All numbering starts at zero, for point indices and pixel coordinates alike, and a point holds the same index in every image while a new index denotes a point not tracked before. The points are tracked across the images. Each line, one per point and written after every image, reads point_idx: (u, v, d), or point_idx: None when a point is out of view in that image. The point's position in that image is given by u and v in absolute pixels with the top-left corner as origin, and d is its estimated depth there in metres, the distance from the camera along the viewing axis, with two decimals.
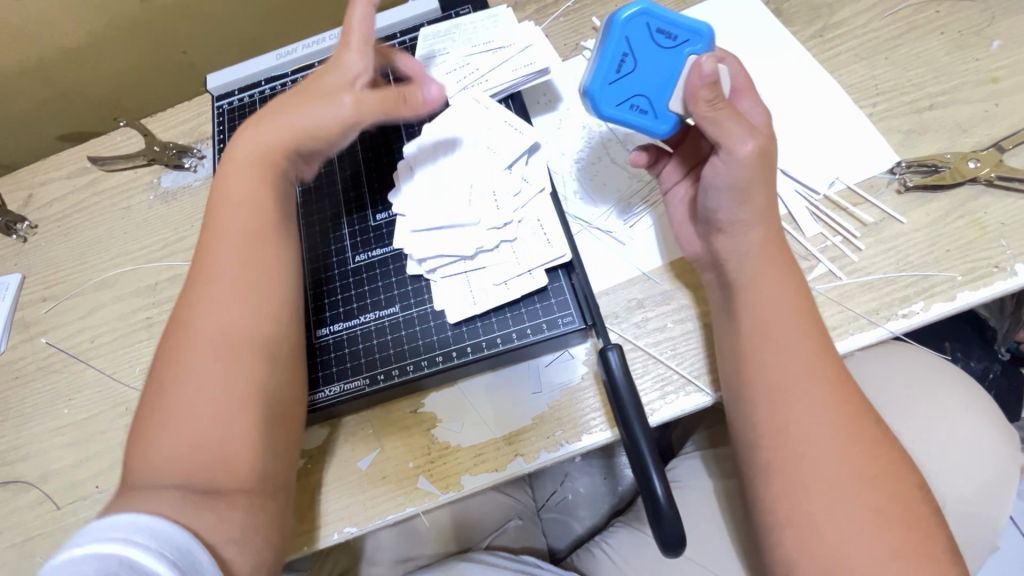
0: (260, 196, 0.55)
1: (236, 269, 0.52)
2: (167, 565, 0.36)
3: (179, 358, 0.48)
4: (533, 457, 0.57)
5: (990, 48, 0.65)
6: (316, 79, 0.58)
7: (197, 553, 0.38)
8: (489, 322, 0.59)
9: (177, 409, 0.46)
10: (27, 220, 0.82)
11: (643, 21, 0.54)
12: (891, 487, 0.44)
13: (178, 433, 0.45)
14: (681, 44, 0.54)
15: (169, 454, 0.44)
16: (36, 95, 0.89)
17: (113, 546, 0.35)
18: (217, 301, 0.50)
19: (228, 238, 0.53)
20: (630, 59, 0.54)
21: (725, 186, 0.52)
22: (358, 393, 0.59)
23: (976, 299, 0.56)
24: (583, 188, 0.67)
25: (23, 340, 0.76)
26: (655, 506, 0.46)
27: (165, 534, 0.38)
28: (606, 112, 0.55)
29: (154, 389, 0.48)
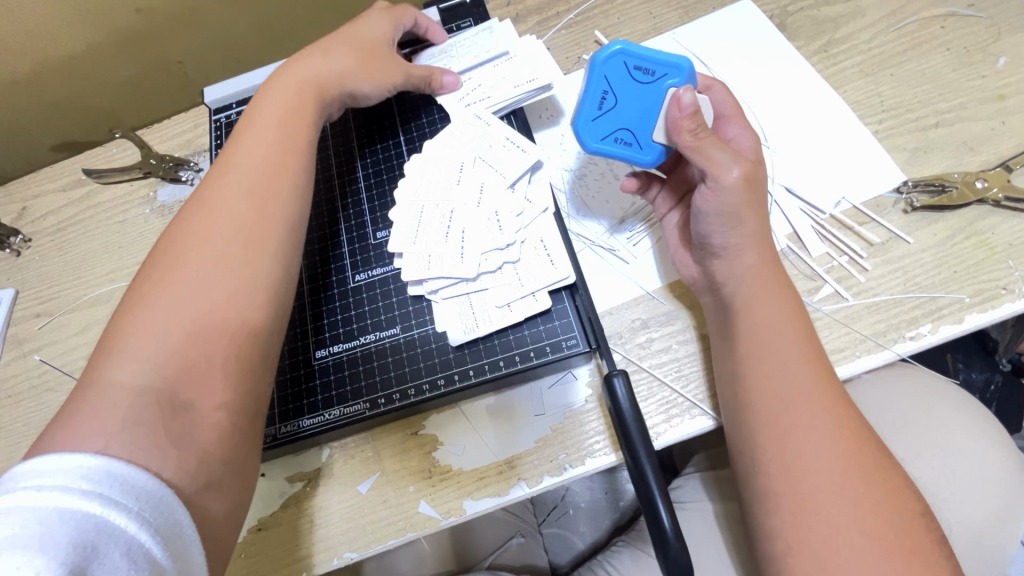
0: (282, 125, 0.57)
1: (255, 180, 0.52)
2: (134, 519, 0.33)
3: (184, 249, 0.47)
4: (536, 481, 0.56)
5: (996, 65, 0.65)
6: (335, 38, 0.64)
7: (166, 501, 0.35)
8: (492, 344, 0.58)
9: (166, 302, 0.44)
10: (20, 233, 0.81)
11: (622, 59, 0.52)
12: (905, 518, 0.43)
13: (169, 319, 0.43)
14: (661, 77, 0.52)
15: (146, 344, 0.41)
16: (29, 106, 0.88)
17: (72, 497, 0.31)
18: (235, 202, 0.50)
19: (253, 142, 0.54)
20: (611, 94, 0.53)
21: (714, 213, 0.52)
22: (358, 417, 0.58)
23: (983, 322, 0.55)
24: (586, 206, 0.66)
25: (16, 357, 0.74)
26: (662, 537, 0.45)
27: (132, 484, 0.34)
28: (591, 147, 0.55)
29: (146, 289, 0.45)
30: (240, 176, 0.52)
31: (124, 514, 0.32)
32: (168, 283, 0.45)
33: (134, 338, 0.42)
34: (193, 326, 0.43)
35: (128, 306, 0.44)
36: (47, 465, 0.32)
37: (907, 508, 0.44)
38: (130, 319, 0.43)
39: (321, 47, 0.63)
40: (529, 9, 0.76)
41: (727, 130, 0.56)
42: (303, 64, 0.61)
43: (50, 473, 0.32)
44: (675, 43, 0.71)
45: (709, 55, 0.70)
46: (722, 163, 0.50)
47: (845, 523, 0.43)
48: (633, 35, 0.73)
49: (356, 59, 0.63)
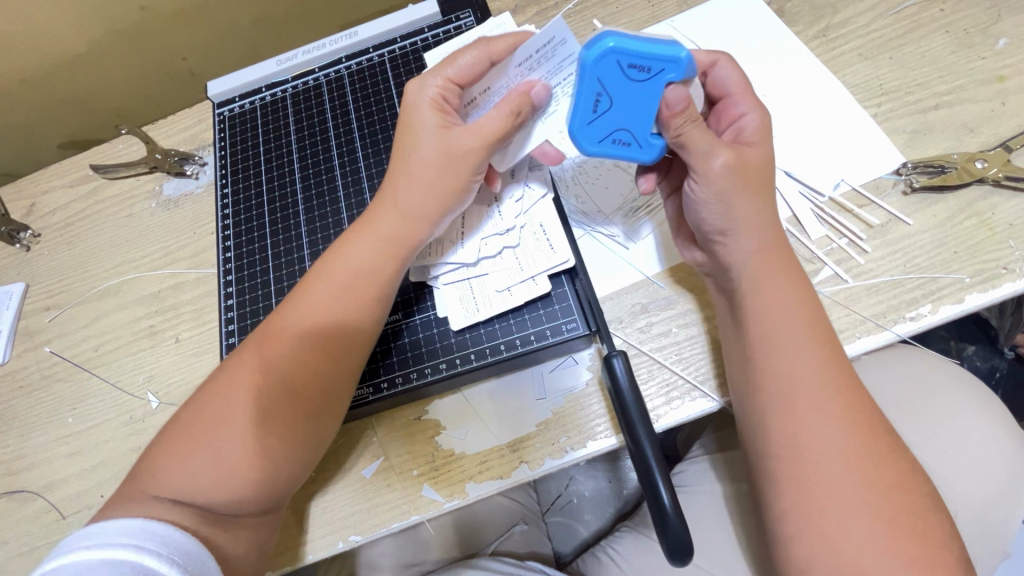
0: (367, 255, 0.55)
1: (315, 331, 0.52)
2: (167, 562, 0.42)
3: (235, 391, 0.50)
4: (538, 464, 0.57)
5: (996, 46, 0.64)
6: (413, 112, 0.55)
7: (194, 548, 0.44)
8: (493, 328, 0.59)
9: (218, 444, 0.48)
10: (30, 229, 0.82)
11: (615, 57, 0.47)
12: (905, 496, 0.44)
13: (213, 467, 0.47)
14: (659, 72, 0.47)
15: (200, 476, 0.47)
16: (38, 104, 0.89)
17: (115, 549, 0.41)
18: (289, 355, 0.51)
19: (339, 272, 0.54)
20: (606, 96, 0.49)
21: (704, 202, 0.51)
22: (360, 401, 0.59)
23: (984, 301, 0.55)
24: (586, 193, 0.66)
25: (27, 349, 0.76)
26: (662, 514, 0.45)
27: (164, 534, 0.43)
28: (591, 150, 0.51)
29: (209, 414, 0.49)
30: (302, 323, 0.53)
31: (154, 557, 0.42)
32: (221, 425, 0.48)
33: (184, 465, 0.47)
34: (239, 464, 0.47)
35: (184, 435, 0.49)
36: (97, 530, 0.42)
37: (905, 485, 0.44)
38: (184, 445, 0.48)
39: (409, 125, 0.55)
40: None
41: (734, 108, 0.54)
42: (398, 157, 0.56)
43: (96, 534, 0.42)
44: (673, 31, 0.71)
45: (706, 43, 0.70)
46: (704, 153, 0.49)
47: (841, 497, 0.43)
48: (632, 22, 0.73)
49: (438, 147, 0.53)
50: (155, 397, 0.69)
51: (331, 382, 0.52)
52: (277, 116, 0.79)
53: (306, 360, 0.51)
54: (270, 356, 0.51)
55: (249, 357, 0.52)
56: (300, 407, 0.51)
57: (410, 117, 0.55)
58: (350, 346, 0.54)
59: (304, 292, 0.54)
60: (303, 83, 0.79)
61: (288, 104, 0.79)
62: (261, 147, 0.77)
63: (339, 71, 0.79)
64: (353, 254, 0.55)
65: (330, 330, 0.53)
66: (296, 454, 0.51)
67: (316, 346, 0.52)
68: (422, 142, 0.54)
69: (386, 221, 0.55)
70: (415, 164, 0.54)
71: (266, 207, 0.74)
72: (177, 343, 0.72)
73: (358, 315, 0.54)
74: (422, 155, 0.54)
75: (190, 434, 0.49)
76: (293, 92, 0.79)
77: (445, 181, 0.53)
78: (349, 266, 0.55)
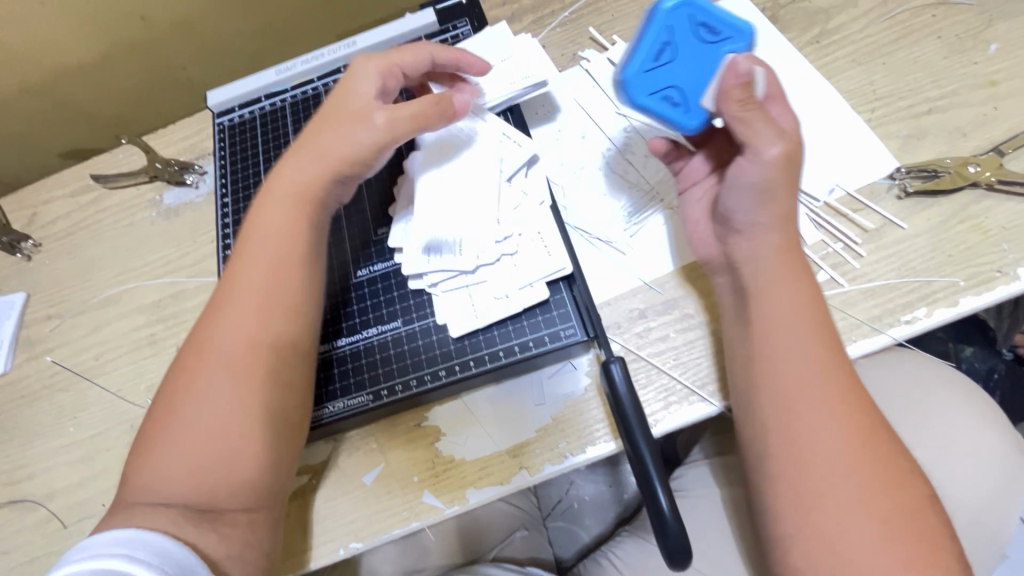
0: (288, 222, 0.57)
1: (255, 297, 0.54)
2: (155, 570, 0.41)
3: (192, 376, 0.51)
4: (538, 470, 0.57)
5: (988, 51, 0.65)
6: (337, 103, 0.60)
7: (186, 557, 0.43)
8: (491, 335, 0.60)
9: (179, 437, 0.49)
10: (31, 238, 0.83)
11: (687, 14, 0.54)
12: (902, 499, 0.44)
13: (178, 458, 0.49)
14: (723, 39, 0.54)
15: (166, 473, 0.48)
16: (39, 114, 0.90)
17: (104, 559, 0.40)
18: (235, 320, 0.53)
19: (262, 241, 0.56)
20: (670, 47, 0.53)
21: (748, 188, 0.51)
22: (361, 409, 0.59)
23: (979, 304, 0.55)
24: (622, 172, 0.67)
25: (28, 358, 0.76)
26: (659, 518, 0.45)
27: (154, 544, 0.42)
28: (638, 99, 0.53)
29: (165, 410, 0.51)
30: (238, 288, 0.54)
31: (141, 565, 0.41)
32: (179, 414, 0.50)
33: (155, 466, 0.49)
34: (205, 449, 0.48)
35: (153, 426, 0.51)
36: (91, 542, 0.42)
37: (900, 485, 0.44)
38: (155, 441, 0.50)
39: (325, 113, 0.59)
40: (524, 8, 0.77)
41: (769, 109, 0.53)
42: (321, 137, 0.58)
43: (91, 546, 0.41)
44: None
45: None
46: (762, 138, 0.49)
47: (838, 500, 0.43)
48: (627, 30, 0.74)
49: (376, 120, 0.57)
50: None
51: (277, 348, 0.53)
52: (276, 125, 0.79)
53: (250, 325, 0.53)
54: (213, 327, 0.53)
55: (195, 347, 0.53)
56: (252, 370, 0.51)
57: (332, 107, 0.60)
58: (286, 302, 0.55)
59: (235, 269, 0.56)
60: (302, 92, 0.80)
61: (287, 113, 0.79)
62: (261, 157, 0.78)
63: (338, 80, 0.79)
64: (275, 221, 0.57)
65: (265, 290, 0.54)
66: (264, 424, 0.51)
67: (253, 309, 0.53)
68: (347, 117, 0.58)
69: (292, 181, 0.57)
70: (340, 137, 0.58)
71: None
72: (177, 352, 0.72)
73: (287, 273, 0.55)
74: (342, 121, 0.58)
75: (158, 428, 0.50)
76: (292, 101, 0.80)
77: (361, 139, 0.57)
78: (274, 234, 0.56)
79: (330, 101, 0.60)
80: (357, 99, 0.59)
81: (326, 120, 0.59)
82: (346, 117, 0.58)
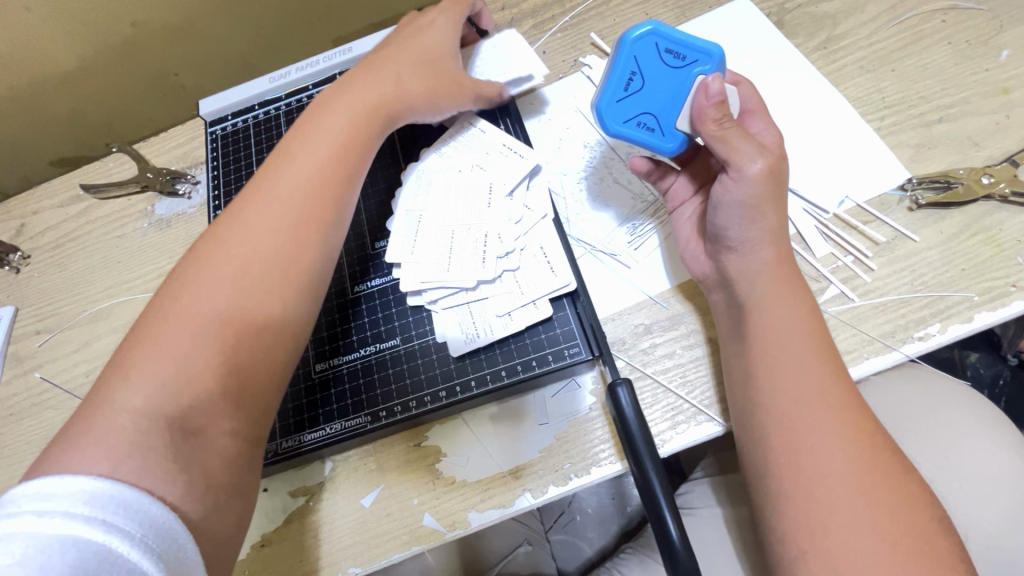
0: (349, 127, 0.54)
1: (306, 185, 0.50)
2: (138, 546, 0.33)
3: (208, 272, 0.44)
4: (541, 492, 0.55)
5: (999, 57, 0.64)
6: (410, 40, 0.61)
7: (173, 527, 0.35)
8: (492, 353, 0.58)
9: (193, 319, 0.42)
10: (20, 250, 0.80)
11: (653, 40, 0.53)
12: (924, 528, 0.42)
13: (192, 344, 0.41)
14: (691, 62, 0.53)
15: (173, 357, 0.40)
16: (28, 121, 0.88)
17: (75, 525, 0.31)
18: (284, 204, 0.49)
19: (320, 137, 0.53)
20: (638, 76, 0.54)
21: (736, 203, 0.51)
22: (358, 430, 0.58)
23: (993, 320, 0.54)
24: (605, 190, 0.66)
25: (17, 374, 0.74)
26: (669, 548, 0.44)
27: (136, 508, 0.34)
28: (613, 128, 0.54)
29: (183, 288, 0.44)
30: (277, 184, 0.49)
31: (124, 539, 0.32)
32: (199, 295, 0.43)
33: (158, 348, 0.40)
34: (212, 360, 0.41)
35: (158, 315, 0.42)
36: (54, 489, 0.32)
37: (920, 511, 0.43)
38: (153, 335, 0.41)
39: (399, 48, 0.61)
40: (524, 13, 0.75)
41: (752, 123, 0.55)
42: (390, 63, 0.59)
43: (54, 498, 0.32)
44: None
45: None
46: (743, 153, 0.49)
47: (858, 529, 0.42)
48: None
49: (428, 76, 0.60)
50: None
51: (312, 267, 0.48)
52: (270, 134, 0.77)
53: (287, 232, 0.48)
54: (243, 223, 0.47)
55: (228, 224, 0.47)
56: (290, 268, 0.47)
57: (404, 42, 0.61)
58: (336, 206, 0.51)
59: (287, 156, 0.52)
60: (296, 100, 0.78)
61: (281, 122, 0.78)
62: (255, 167, 0.76)
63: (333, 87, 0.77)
64: (335, 122, 0.54)
65: (317, 183, 0.50)
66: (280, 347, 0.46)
67: (299, 210, 0.49)
68: (418, 55, 0.60)
69: (361, 92, 0.56)
70: (407, 72, 0.59)
71: None
72: None
73: (343, 179, 0.52)
74: (413, 60, 0.60)
75: (156, 322, 0.42)
76: (286, 109, 0.78)
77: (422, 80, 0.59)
78: (329, 135, 0.53)
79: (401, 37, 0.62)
80: (429, 45, 0.61)
81: (392, 54, 0.60)
82: (411, 55, 0.60)
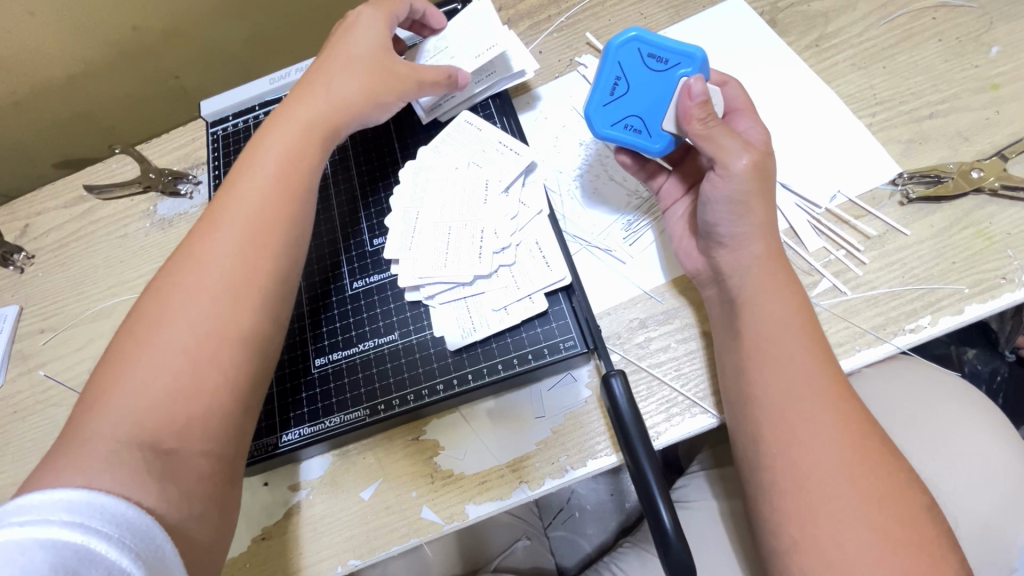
0: (293, 147, 0.55)
1: (252, 206, 0.51)
2: (117, 546, 0.34)
3: (169, 297, 0.46)
4: (538, 484, 0.56)
5: (989, 54, 0.64)
6: (341, 46, 0.61)
7: (150, 528, 0.36)
8: (490, 347, 0.59)
9: (155, 348, 0.44)
10: (24, 250, 0.81)
11: (637, 45, 0.54)
12: (914, 514, 0.43)
13: (154, 371, 0.43)
14: (675, 65, 0.54)
15: (136, 388, 0.42)
16: (32, 125, 0.89)
17: (54, 528, 0.33)
18: (230, 229, 0.50)
19: (264, 158, 0.54)
20: (624, 80, 0.55)
21: (723, 201, 0.51)
22: (357, 424, 0.58)
23: (984, 312, 0.55)
24: (599, 189, 0.66)
25: (21, 372, 0.75)
26: (662, 535, 0.45)
27: (114, 512, 0.35)
28: (603, 131, 0.56)
29: (144, 321, 0.45)
30: (228, 210, 0.51)
31: (104, 540, 0.34)
32: (161, 322, 0.45)
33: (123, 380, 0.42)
34: (172, 382, 0.43)
35: (120, 348, 0.44)
36: (28, 501, 0.33)
37: (907, 498, 0.43)
38: (117, 365, 0.43)
39: (333, 57, 0.60)
40: (520, 13, 0.76)
41: (739, 122, 0.56)
42: (326, 76, 0.59)
43: (30, 507, 0.33)
44: None
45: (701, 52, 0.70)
46: (727, 150, 0.50)
47: (848, 516, 0.42)
48: None
49: (364, 79, 0.59)
50: None
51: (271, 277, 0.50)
52: None
53: (239, 250, 0.49)
54: (196, 249, 0.49)
55: (182, 254, 0.49)
56: (243, 282, 0.48)
57: (337, 49, 0.61)
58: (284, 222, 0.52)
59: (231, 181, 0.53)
60: None
61: None
62: None
63: None
64: (277, 143, 0.55)
65: (259, 204, 0.51)
66: (253, 360, 0.47)
67: (245, 231, 0.50)
68: (349, 57, 0.60)
69: (303, 112, 0.57)
70: (343, 78, 0.59)
71: None
72: None
73: (290, 194, 0.53)
74: (348, 65, 0.59)
75: (121, 353, 0.44)
76: None
77: (366, 82, 0.59)
78: (274, 155, 0.54)
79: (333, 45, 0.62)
80: (362, 48, 0.60)
81: (328, 62, 0.60)
82: (348, 57, 0.60)
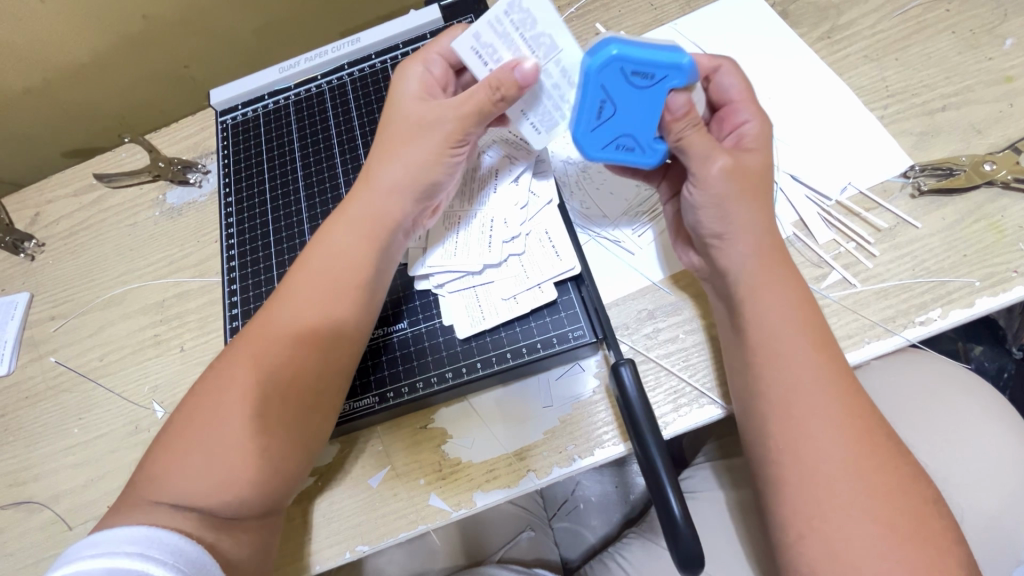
0: (349, 245, 0.54)
1: (300, 323, 0.52)
2: (170, 569, 0.41)
3: (224, 396, 0.49)
4: (545, 472, 0.56)
5: (1002, 46, 0.64)
6: (398, 117, 0.56)
7: (200, 556, 0.43)
8: (498, 336, 0.59)
9: (208, 445, 0.47)
10: (34, 238, 0.82)
11: (618, 64, 0.48)
12: (919, 505, 0.43)
13: (202, 474, 0.46)
14: (663, 78, 0.48)
15: (190, 480, 0.46)
16: (41, 113, 0.89)
17: (121, 558, 0.40)
18: (281, 344, 0.51)
19: (323, 259, 0.54)
20: (610, 103, 0.50)
21: (703, 205, 0.52)
22: (367, 411, 0.59)
23: (995, 305, 0.55)
24: (599, 189, 0.66)
25: (32, 358, 0.76)
26: (672, 525, 0.45)
27: (169, 543, 0.42)
28: (594, 155, 0.54)
29: (200, 413, 0.49)
30: (281, 318, 0.52)
31: (160, 565, 0.41)
32: (214, 414, 0.48)
33: (183, 464, 0.47)
34: (219, 476, 0.46)
35: (179, 433, 0.49)
36: (102, 537, 0.41)
37: (911, 487, 0.44)
38: (177, 452, 0.47)
39: (393, 137, 0.56)
40: None
41: (736, 116, 0.55)
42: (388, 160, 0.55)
43: (102, 542, 0.41)
44: (676, 34, 0.71)
45: (711, 43, 0.70)
46: (703, 159, 0.50)
47: (852, 506, 0.42)
48: (635, 26, 0.73)
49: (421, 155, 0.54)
50: (161, 407, 0.69)
51: (317, 377, 0.51)
52: (280, 123, 0.78)
53: (286, 361, 0.50)
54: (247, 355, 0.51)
55: (238, 353, 0.51)
56: (287, 394, 0.50)
57: (394, 124, 0.56)
58: (333, 336, 0.52)
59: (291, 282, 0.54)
60: (305, 90, 0.79)
61: (291, 111, 0.79)
62: (264, 155, 0.77)
63: (342, 76, 0.78)
64: (333, 240, 0.54)
65: (313, 313, 0.52)
66: (291, 444, 0.50)
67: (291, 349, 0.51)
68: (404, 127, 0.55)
69: (364, 207, 0.55)
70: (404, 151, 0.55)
71: (270, 216, 0.74)
72: (180, 353, 0.72)
73: (340, 300, 0.53)
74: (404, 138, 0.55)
75: (178, 440, 0.48)
76: (296, 99, 0.79)
77: (425, 156, 0.54)
78: (331, 255, 0.54)
79: (388, 118, 0.57)
80: (415, 114, 0.55)
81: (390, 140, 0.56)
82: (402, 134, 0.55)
